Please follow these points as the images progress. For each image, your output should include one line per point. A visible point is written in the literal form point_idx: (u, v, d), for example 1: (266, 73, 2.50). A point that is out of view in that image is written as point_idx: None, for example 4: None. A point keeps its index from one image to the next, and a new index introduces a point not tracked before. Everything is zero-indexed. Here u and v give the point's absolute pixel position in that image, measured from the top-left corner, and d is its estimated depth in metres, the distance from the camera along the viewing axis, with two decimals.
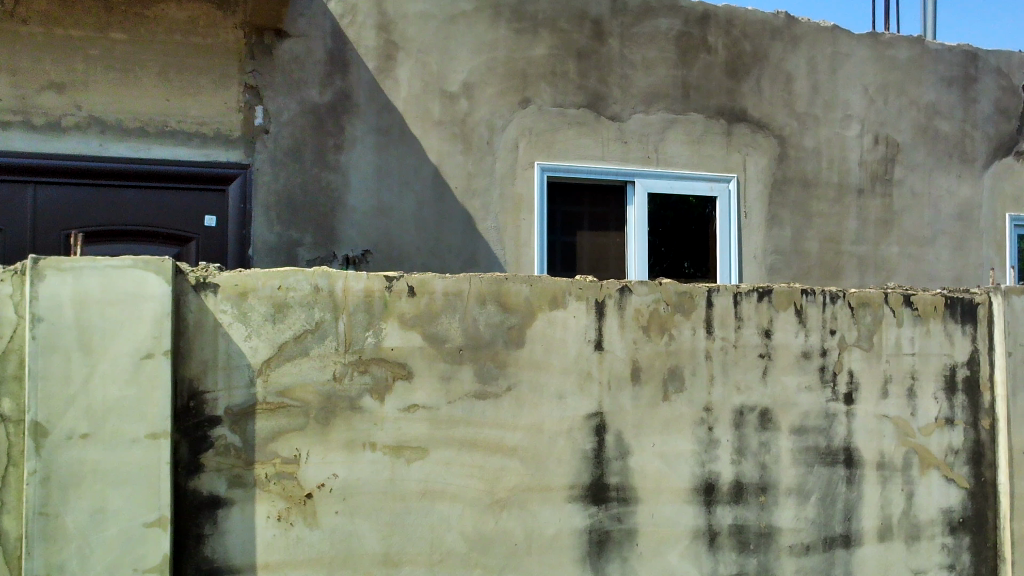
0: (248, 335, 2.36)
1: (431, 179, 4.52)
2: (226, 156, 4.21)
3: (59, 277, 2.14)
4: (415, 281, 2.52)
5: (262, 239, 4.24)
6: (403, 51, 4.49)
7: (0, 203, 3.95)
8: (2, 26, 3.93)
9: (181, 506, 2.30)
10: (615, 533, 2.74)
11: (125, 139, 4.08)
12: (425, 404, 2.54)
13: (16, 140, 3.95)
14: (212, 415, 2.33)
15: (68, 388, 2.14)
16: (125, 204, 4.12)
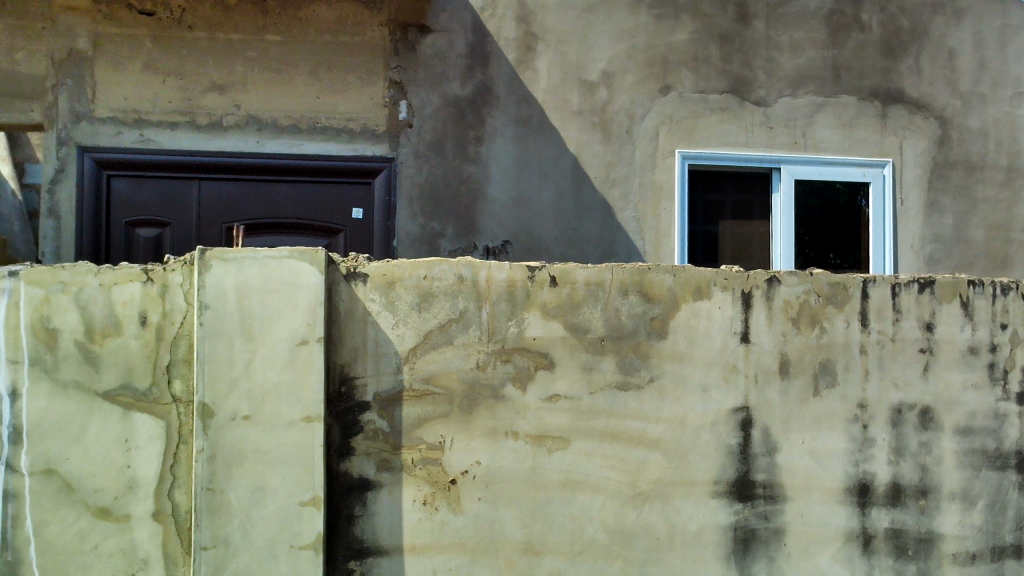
0: (395, 323, 2.43)
1: (570, 169, 4.51)
2: (372, 150, 4.35)
3: (223, 267, 2.26)
4: (557, 270, 2.52)
5: (406, 230, 4.36)
6: (543, 42, 4.49)
7: (169, 199, 4.24)
8: (170, 33, 4.19)
9: (334, 487, 2.39)
10: (762, 532, 2.65)
11: (279, 136, 4.27)
12: (567, 394, 2.53)
13: (182, 139, 4.20)
14: (362, 400, 2.41)
15: (232, 372, 2.26)
16: (280, 198, 4.33)
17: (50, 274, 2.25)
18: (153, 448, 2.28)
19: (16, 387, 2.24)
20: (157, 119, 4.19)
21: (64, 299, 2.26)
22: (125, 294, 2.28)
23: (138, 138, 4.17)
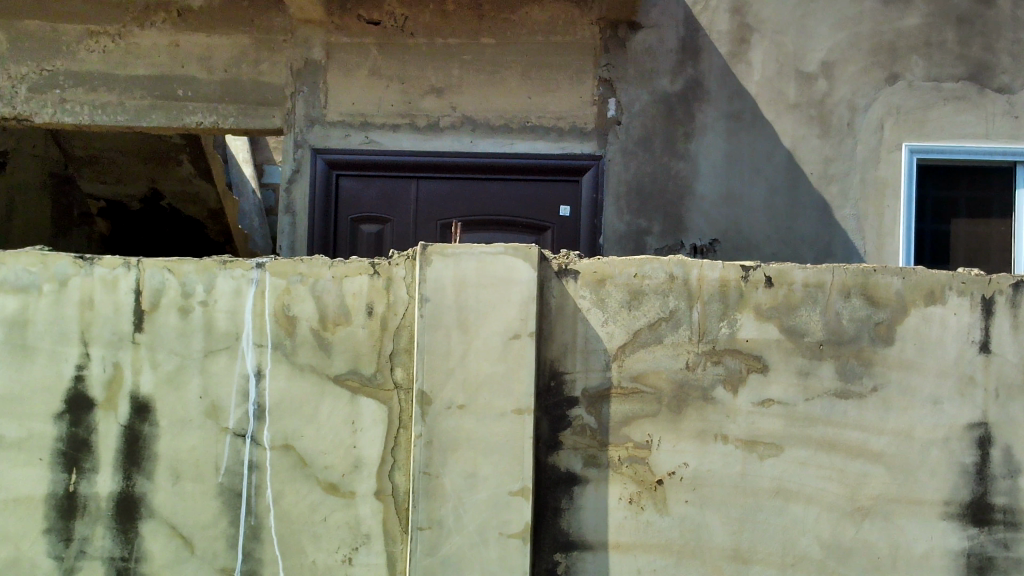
0: (605, 320, 2.43)
1: (785, 164, 4.32)
2: (581, 148, 4.39)
3: (443, 262, 2.37)
4: (773, 271, 2.43)
5: (613, 228, 4.36)
6: (758, 34, 4.34)
7: (391, 197, 4.51)
8: (394, 40, 4.44)
9: (542, 479, 2.44)
10: (1000, 561, 2.44)
11: (491, 135, 4.41)
12: (782, 399, 2.43)
13: (402, 140, 4.44)
14: (571, 396, 2.44)
15: (448, 363, 2.36)
16: (490, 196, 4.48)
17: (291, 266, 2.44)
18: (377, 431, 2.43)
19: (260, 368, 2.43)
20: (380, 122, 4.45)
21: (302, 289, 2.44)
22: (354, 286, 2.43)
23: (363, 140, 4.46)
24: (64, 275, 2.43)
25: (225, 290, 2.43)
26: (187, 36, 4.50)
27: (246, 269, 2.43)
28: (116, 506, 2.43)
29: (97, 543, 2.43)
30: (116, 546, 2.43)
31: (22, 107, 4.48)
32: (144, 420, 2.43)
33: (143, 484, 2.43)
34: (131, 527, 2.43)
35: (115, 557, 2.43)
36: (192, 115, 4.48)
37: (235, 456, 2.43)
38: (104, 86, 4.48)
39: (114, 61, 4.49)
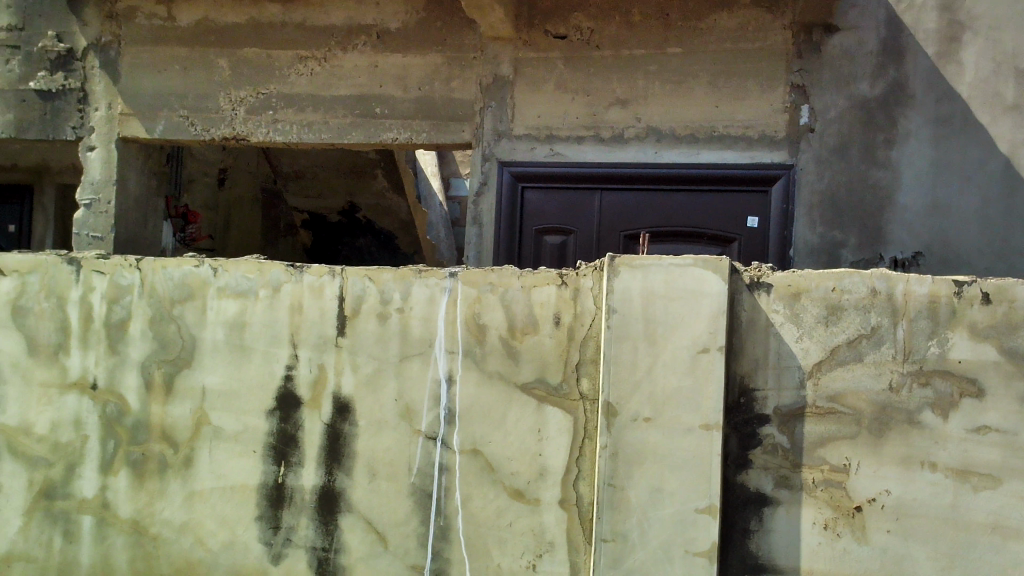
0: (799, 336, 2.33)
1: (1001, 171, 4.04)
2: (770, 157, 4.24)
3: (631, 273, 2.35)
4: (991, 286, 2.23)
5: (804, 239, 4.20)
6: (970, 31, 4.08)
7: (575, 209, 4.56)
8: (580, 53, 4.48)
9: (731, 498, 2.37)
10: None
11: (677, 146, 4.36)
12: (1001, 428, 2.22)
13: (587, 152, 4.48)
14: (762, 413, 2.36)
15: (634, 375, 2.34)
16: (674, 207, 4.41)
17: (482, 276, 2.50)
18: (563, 440, 2.45)
19: (452, 374, 2.51)
20: (566, 134, 4.50)
21: (492, 298, 2.50)
22: (542, 295, 2.47)
23: (548, 153, 4.52)
24: (277, 282, 2.61)
25: (420, 298, 2.54)
26: (385, 57, 4.75)
27: (440, 278, 2.53)
28: (319, 499, 2.58)
29: (302, 532, 2.59)
30: (318, 536, 2.58)
31: (240, 128, 4.86)
32: (345, 419, 2.57)
33: (343, 479, 2.57)
34: (332, 519, 2.57)
35: (317, 546, 2.58)
36: (389, 131, 4.72)
37: (427, 458, 2.53)
38: (311, 107, 4.81)
39: (320, 83, 4.81)
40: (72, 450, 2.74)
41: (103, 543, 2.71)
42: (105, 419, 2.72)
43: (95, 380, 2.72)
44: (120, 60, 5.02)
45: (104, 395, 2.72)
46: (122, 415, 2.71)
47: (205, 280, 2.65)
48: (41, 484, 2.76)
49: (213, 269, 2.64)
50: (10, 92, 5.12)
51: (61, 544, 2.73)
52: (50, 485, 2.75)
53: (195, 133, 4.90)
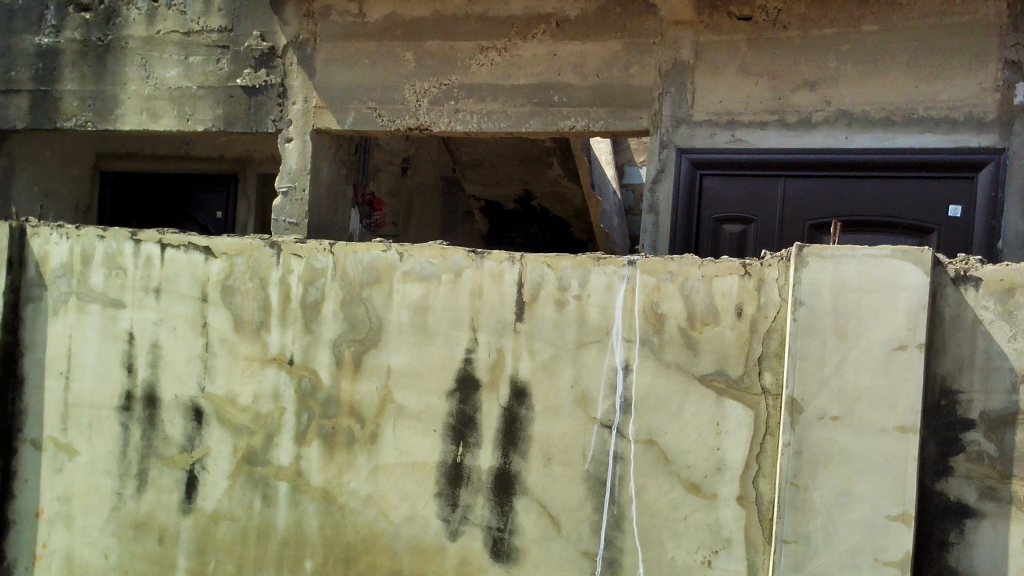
0: (1013, 335, 2.14)
1: None
2: (978, 141, 3.93)
3: (821, 264, 2.24)
4: None
5: (1015, 230, 3.85)
6: None
7: (757, 196, 4.40)
8: (766, 34, 4.31)
9: (928, 508, 2.21)
10: None
11: (871, 130, 4.11)
12: None
13: (771, 137, 4.31)
14: (965, 417, 2.18)
15: (822, 370, 2.23)
16: (866, 195, 4.16)
17: (662, 264, 2.46)
18: (743, 434, 2.38)
19: (628, 363, 2.49)
20: (748, 120, 4.35)
21: (672, 287, 2.45)
22: (724, 286, 2.40)
23: (730, 139, 4.39)
24: (459, 267, 2.68)
25: (598, 286, 2.53)
26: (564, 45, 4.77)
27: (618, 266, 2.51)
28: (494, 480, 2.64)
29: (478, 511, 2.66)
30: (494, 516, 2.64)
31: (423, 118, 5.03)
32: (521, 403, 2.61)
33: (518, 463, 2.61)
34: (507, 501, 2.63)
35: (492, 526, 2.64)
36: (566, 120, 4.75)
37: (602, 446, 2.52)
38: (491, 96, 4.91)
39: (500, 72, 4.89)
40: (271, 420, 2.94)
41: (297, 508, 2.89)
42: (300, 393, 2.89)
43: (291, 355, 2.90)
44: (316, 56, 5.33)
45: (300, 370, 2.89)
46: (315, 390, 2.87)
47: (392, 265, 2.77)
48: (244, 451, 2.97)
49: (399, 254, 2.75)
50: (220, 89, 5.55)
51: (260, 507, 2.94)
52: (252, 452, 2.96)
53: (382, 124, 5.12)
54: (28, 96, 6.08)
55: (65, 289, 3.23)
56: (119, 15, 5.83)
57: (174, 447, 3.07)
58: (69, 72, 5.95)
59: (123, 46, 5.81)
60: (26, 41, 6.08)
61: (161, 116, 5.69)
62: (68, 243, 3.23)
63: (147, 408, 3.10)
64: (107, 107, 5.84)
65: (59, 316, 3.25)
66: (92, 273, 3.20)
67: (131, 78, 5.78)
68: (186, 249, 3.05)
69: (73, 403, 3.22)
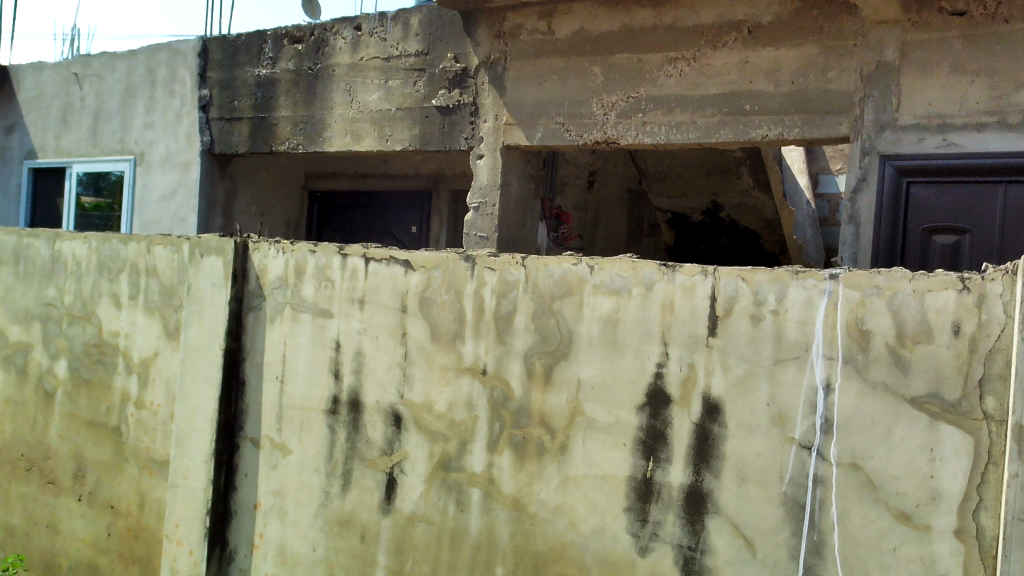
0: None
1: None
2: None
3: None
4: None
5: None
6: None
7: (972, 204, 4.12)
8: (984, 29, 4.01)
9: None
10: None
11: None
12: None
13: (990, 140, 3.98)
14: None
15: None
16: None
17: (867, 278, 2.33)
18: (961, 462, 2.20)
19: (830, 382, 2.37)
20: (963, 122, 4.05)
21: (879, 302, 2.31)
22: (939, 301, 2.23)
23: (941, 143, 4.09)
24: (650, 280, 2.66)
25: (797, 300, 2.43)
26: (756, 52, 4.64)
27: (819, 280, 2.40)
28: (686, 498, 2.59)
29: (668, 529, 2.62)
30: (685, 535, 2.59)
31: (610, 131, 5.05)
32: (714, 420, 2.55)
33: (711, 481, 2.55)
34: (699, 519, 2.57)
35: (683, 544, 2.59)
36: (758, 128, 4.62)
37: (801, 468, 2.41)
38: (679, 107, 4.85)
39: (689, 83, 4.82)
40: (465, 428, 3.03)
41: (489, 515, 2.97)
42: (493, 402, 2.97)
43: (485, 365, 2.99)
44: (507, 75, 5.47)
45: (492, 380, 2.97)
46: (507, 400, 2.94)
47: (582, 278, 2.79)
48: (439, 456, 3.09)
49: (590, 267, 2.77)
50: (417, 110, 5.85)
51: (454, 511, 3.04)
52: (447, 457, 3.07)
53: (570, 139, 5.19)
54: (248, 123, 6.69)
55: (281, 299, 3.51)
56: (327, 45, 6.27)
57: (375, 450, 3.24)
58: (283, 100, 6.47)
59: (330, 73, 6.24)
60: (247, 72, 6.68)
61: (363, 137, 6.07)
62: (283, 257, 3.50)
63: (352, 412, 3.30)
64: (316, 131, 6.30)
65: (275, 324, 3.52)
66: (304, 285, 3.45)
67: (337, 103, 6.20)
68: (388, 262, 3.23)
69: (287, 405, 3.48)
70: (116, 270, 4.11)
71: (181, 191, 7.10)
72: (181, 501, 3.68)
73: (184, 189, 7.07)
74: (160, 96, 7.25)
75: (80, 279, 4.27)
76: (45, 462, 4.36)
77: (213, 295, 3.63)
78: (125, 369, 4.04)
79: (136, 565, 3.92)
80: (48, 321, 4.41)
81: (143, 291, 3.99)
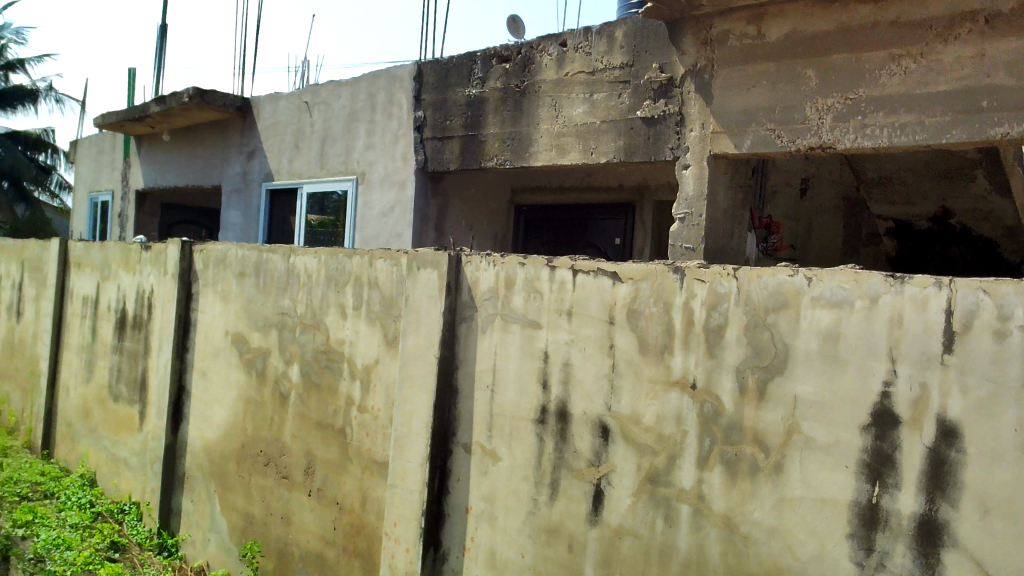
0: None
1: None
2: None
3: None
4: None
5: None
6: None
7: None
8: None
9: None
10: None
11: None
12: None
13: None
14: None
15: None
16: None
17: None
18: None
19: None
20: None
21: None
22: None
23: None
24: (875, 292, 2.49)
25: None
26: (995, 42, 4.25)
27: None
28: (918, 528, 2.40)
29: (898, 560, 2.44)
30: (917, 568, 2.40)
31: (826, 136, 4.81)
32: (951, 444, 2.34)
33: (947, 511, 2.34)
34: (933, 553, 2.37)
35: None
36: (997, 126, 4.23)
37: None
38: (904, 107, 4.54)
39: (915, 81, 4.50)
40: (674, 442, 2.98)
41: (699, 532, 2.90)
42: (703, 418, 2.90)
43: (694, 380, 2.93)
44: (713, 82, 5.34)
45: (703, 395, 2.90)
46: (718, 415, 2.86)
47: (799, 290, 2.66)
48: (647, 470, 3.06)
49: (807, 278, 2.64)
50: (622, 122, 5.87)
51: (663, 527, 3.00)
52: (655, 471, 3.03)
53: (782, 145, 4.98)
54: (459, 141, 6.98)
55: (492, 310, 3.62)
56: (534, 62, 6.42)
57: (583, 461, 3.26)
58: (492, 117, 6.70)
59: (536, 89, 6.39)
60: (459, 93, 6.98)
61: (569, 151, 6.16)
62: (495, 269, 3.61)
63: (560, 423, 3.34)
64: (523, 146, 6.47)
65: (487, 334, 3.64)
66: (514, 296, 3.54)
67: (543, 118, 6.34)
68: (596, 274, 3.25)
69: (497, 414, 3.59)
70: (342, 282, 4.42)
71: (398, 207, 7.50)
72: (399, 500, 3.88)
73: (400, 206, 7.48)
74: (379, 119, 7.74)
75: (311, 290, 4.63)
76: (281, 459, 4.76)
77: (429, 305, 3.81)
78: (350, 374, 4.32)
79: (358, 559, 4.18)
80: (283, 328, 4.82)
81: (366, 302, 4.26)
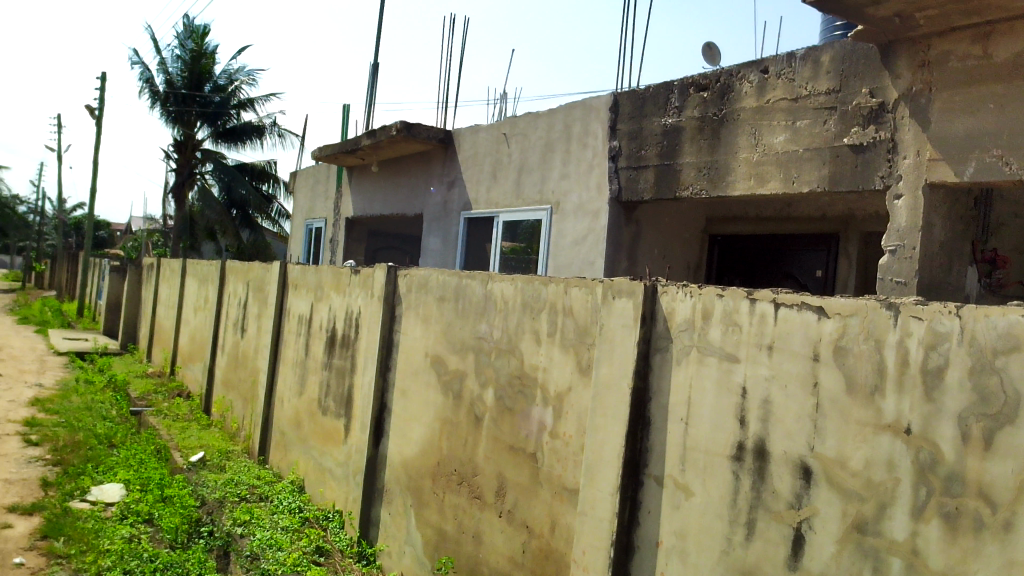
0: None
1: None
2: None
3: None
4: None
5: None
6: None
7: None
8: None
9: None
10: None
11: None
12: None
13: None
14: None
15: None
16: None
17: None
18: None
19: None
20: None
21: None
22: None
23: None
24: None
25: None
26: None
27: None
28: None
29: None
30: None
31: None
32: None
33: None
34: None
35: None
36: None
37: None
38: None
39: None
40: (884, 489, 2.79)
41: None
42: (918, 465, 2.70)
43: (909, 424, 2.74)
44: (931, 106, 5.02)
45: (918, 441, 2.71)
46: (936, 464, 2.65)
47: None
48: (854, 517, 2.88)
49: None
50: (826, 149, 5.63)
51: None
52: (863, 519, 2.85)
53: (1010, 173, 4.59)
54: (654, 170, 6.96)
55: (688, 342, 3.57)
56: (733, 90, 6.31)
57: (782, 503, 3.13)
58: (688, 146, 6.64)
59: (735, 117, 6.27)
60: (654, 122, 6.98)
61: (769, 180, 5.98)
62: (692, 299, 3.56)
63: (758, 461, 3.23)
64: (720, 175, 6.35)
65: (682, 367, 3.59)
66: (712, 328, 3.47)
67: (742, 146, 6.20)
68: (800, 308, 3.13)
69: (691, 448, 3.52)
70: (538, 308, 4.52)
71: (591, 236, 7.57)
72: (589, 528, 3.89)
73: (593, 235, 7.55)
74: (575, 149, 7.87)
75: (507, 316, 4.77)
76: (474, 479, 4.91)
77: (624, 335, 3.82)
78: (543, 401, 4.40)
79: None
80: (480, 352, 4.98)
81: (561, 329, 4.33)
